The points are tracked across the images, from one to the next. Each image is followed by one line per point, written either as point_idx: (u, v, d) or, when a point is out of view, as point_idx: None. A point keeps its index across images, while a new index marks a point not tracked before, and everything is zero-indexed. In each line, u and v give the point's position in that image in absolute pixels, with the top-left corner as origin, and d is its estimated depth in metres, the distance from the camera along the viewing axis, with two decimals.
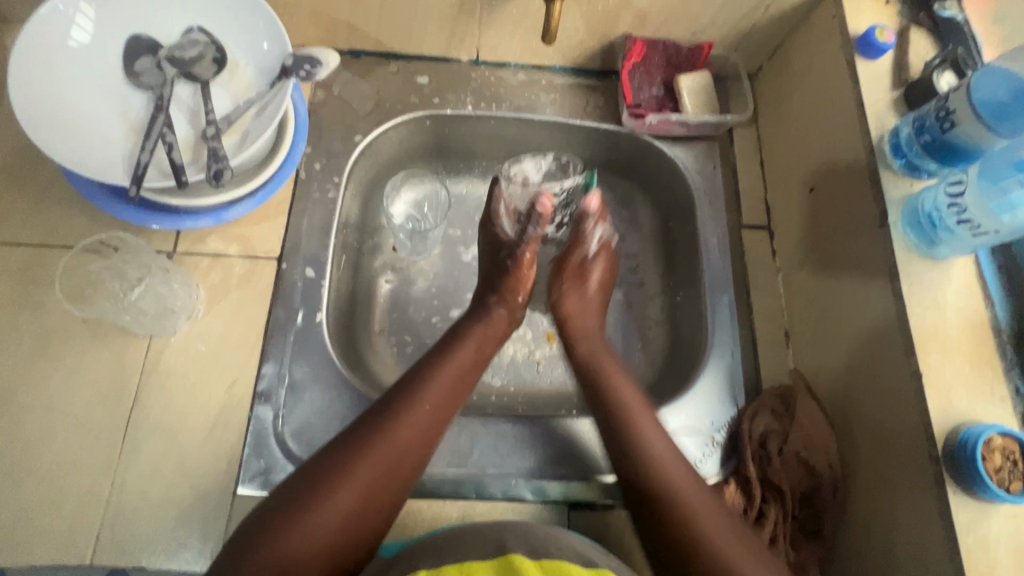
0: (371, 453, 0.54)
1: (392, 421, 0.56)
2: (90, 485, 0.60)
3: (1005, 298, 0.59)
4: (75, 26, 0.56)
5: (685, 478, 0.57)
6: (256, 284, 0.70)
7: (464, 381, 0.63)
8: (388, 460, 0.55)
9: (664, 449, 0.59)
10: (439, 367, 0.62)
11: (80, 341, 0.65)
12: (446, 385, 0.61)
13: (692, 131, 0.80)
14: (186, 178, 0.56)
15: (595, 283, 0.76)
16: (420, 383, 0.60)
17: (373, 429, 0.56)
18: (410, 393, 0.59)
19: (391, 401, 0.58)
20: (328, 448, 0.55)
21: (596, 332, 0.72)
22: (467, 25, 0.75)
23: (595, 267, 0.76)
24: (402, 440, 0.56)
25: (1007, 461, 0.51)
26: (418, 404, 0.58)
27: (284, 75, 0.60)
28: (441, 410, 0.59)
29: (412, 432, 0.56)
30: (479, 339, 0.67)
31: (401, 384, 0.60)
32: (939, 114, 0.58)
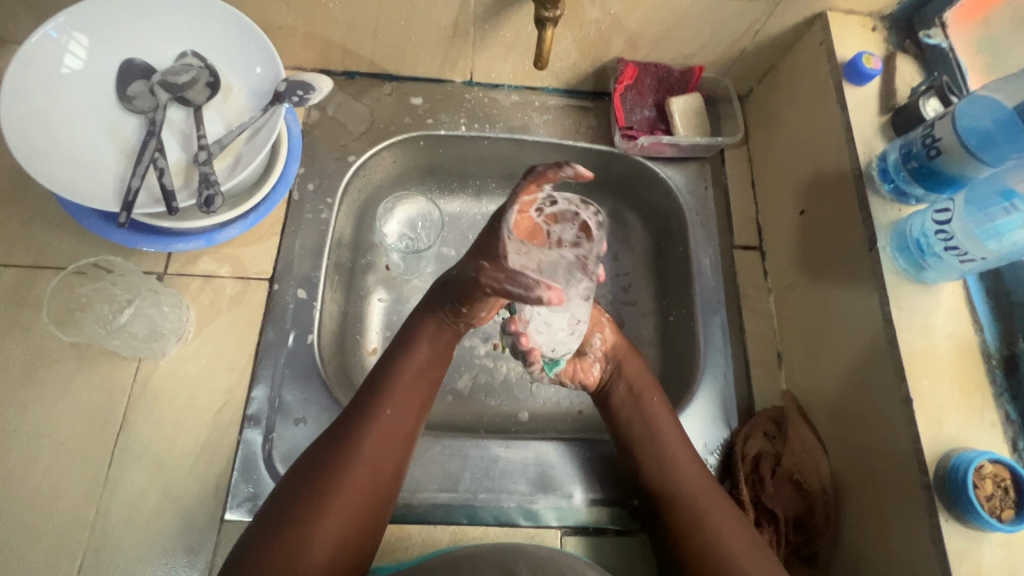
0: (342, 471, 0.53)
1: (357, 435, 0.55)
2: (76, 510, 0.60)
3: (993, 322, 0.59)
4: (68, 54, 0.56)
5: (700, 478, 0.60)
6: (247, 305, 0.69)
7: (423, 380, 0.61)
8: (362, 476, 0.54)
9: (682, 453, 0.62)
10: (398, 371, 0.60)
11: (69, 363, 0.64)
12: (406, 388, 0.59)
13: (684, 153, 0.81)
14: (176, 204, 0.56)
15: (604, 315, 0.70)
16: (377, 392, 0.58)
17: (343, 442, 0.55)
18: (371, 404, 0.57)
19: (352, 417, 0.57)
20: (296, 474, 0.53)
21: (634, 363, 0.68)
22: (461, 48, 0.76)
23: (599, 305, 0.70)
24: (371, 453, 0.55)
25: (998, 488, 0.51)
26: (382, 413, 0.57)
27: (277, 101, 0.60)
28: (405, 416, 0.58)
29: (381, 441, 0.56)
30: (433, 334, 0.63)
31: (359, 397, 0.58)
32: (925, 142, 0.59)
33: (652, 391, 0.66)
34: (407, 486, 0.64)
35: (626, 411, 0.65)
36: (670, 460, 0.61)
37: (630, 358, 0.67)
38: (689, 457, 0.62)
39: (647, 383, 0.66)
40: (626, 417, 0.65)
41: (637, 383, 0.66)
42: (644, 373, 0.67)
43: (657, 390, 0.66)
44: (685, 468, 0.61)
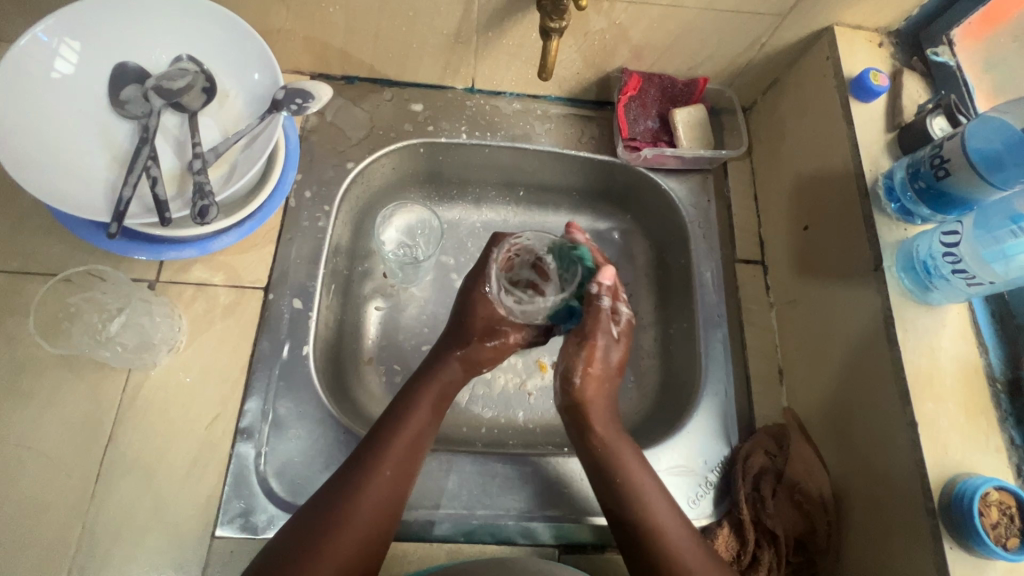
0: (335, 533, 0.52)
1: (354, 496, 0.54)
2: (60, 526, 0.58)
3: (998, 345, 0.59)
4: (58, 58, 0.54)
5: (677, 536, 0.57)
6: (241, 314, 0.68)
7: (421, 443, 0.59)
8: (354, 538, 0.53)
9: (663, 511, 0.58)
10: (398, 430, 0.59)
11: (55, 373, 0.62)
12: (401, 448, 0.58)
13: (686, 164, 0.80)
14: (170, 214, 0.55)
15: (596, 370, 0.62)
16: (374, 451, 0.57)
17: (339, 501, 0.54)
18: (371, 462, 0.56)
19: (350, 474, 0.56)
20: (294, 529, 0.52)
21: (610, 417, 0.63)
22: (463, 55, 0.75)
23: (608, 354, 0.63)
24: (366, 515, 0.54)
25: (1004, 516, 0.50)
26: (377, 475, 0.56)
27: (275, 108, 0.59)
28: (400, 477, 0.57)
29: (375, 503, 0.55)
30: (433, 394, 0.63)
31: (357, 452, 0.58)
32: (933, 162, 0.58)
33: (622, 449, 0.61)
34: None
35: (594, 468, 0.61)
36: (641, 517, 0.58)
37: (602, 408, 0.63)
38: (665, 506, 0.59)
39: (616, 440, 0.62)
40: (596, 477, 0.61)
41: (600, 436, 0.62)
42: (610, 425, 0.63)
43: (626, 443, 0.62)
44: (661, 523, 0.57)
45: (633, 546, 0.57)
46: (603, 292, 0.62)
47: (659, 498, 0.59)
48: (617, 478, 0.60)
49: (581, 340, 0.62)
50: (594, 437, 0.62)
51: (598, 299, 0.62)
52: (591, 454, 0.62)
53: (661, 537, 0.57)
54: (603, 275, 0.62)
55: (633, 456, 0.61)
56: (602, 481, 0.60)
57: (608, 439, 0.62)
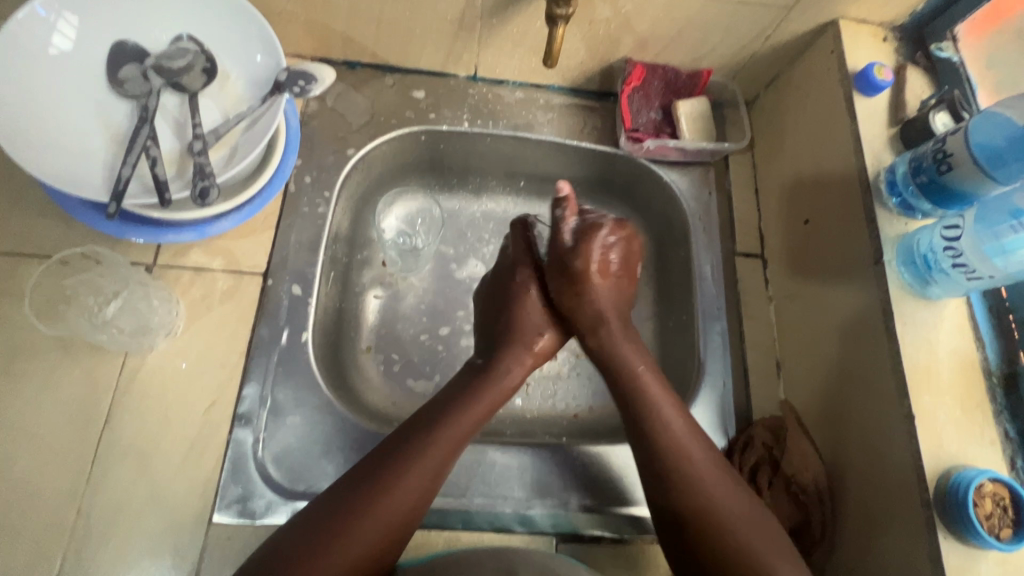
0: (368, 511, 0.51)
1: (395, 478, 0.53)
2: (56, 509, 0.57)
3: (994, 339, 0.60)
4: (57, 34, 0.53)
5: (715, 477, 0.55)
6: (239, 300, 0.67)
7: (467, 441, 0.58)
8: (388, 518, 0.52)
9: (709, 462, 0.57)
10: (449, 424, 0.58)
11: (51, 356, 0.61)
12: (455, 432, 0.57)
13: (689, 157, 0.80)
14: (170, 196, 0.54)
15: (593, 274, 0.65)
16: (425, 434, 0.56)
17: (375, 485, 0.53)
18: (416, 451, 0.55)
19: (394, 460, 0.54)
20: (328, 501, 0.52)
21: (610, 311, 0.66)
22: (467, 42, 0.74)
23: (593, 260, 0.65)
24: (403, 498, 0.53)
25: (997, 507, 0.51)
26: (422, 462, 0.55)
27: (278, 90, 0.58)
28: (440, 468, 0.56)
29: (411, 496, 0.53)
30: (494, 394, 0.61)
31: (407, 432, 0.57)
32: (936, 156, 0.59)
33: (653, 382, 0.61)
34: None
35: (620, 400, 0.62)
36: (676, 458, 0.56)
37: (601, 293, 0.66)
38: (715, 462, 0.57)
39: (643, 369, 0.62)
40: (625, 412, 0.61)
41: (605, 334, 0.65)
42: (637, 354, 0.63)
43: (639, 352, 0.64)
44: (699, 465, 0.56)
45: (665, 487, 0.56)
46: (562, 205, 0.67)
47: (696, 443, 0.58)
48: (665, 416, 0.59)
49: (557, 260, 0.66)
50: (592, 321, 0.65)
51: (559, 216, 0.67)
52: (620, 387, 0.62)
53: (699, 484, 0.55)
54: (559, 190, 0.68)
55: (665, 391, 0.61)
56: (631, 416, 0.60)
57: (634, 364, 0.63)
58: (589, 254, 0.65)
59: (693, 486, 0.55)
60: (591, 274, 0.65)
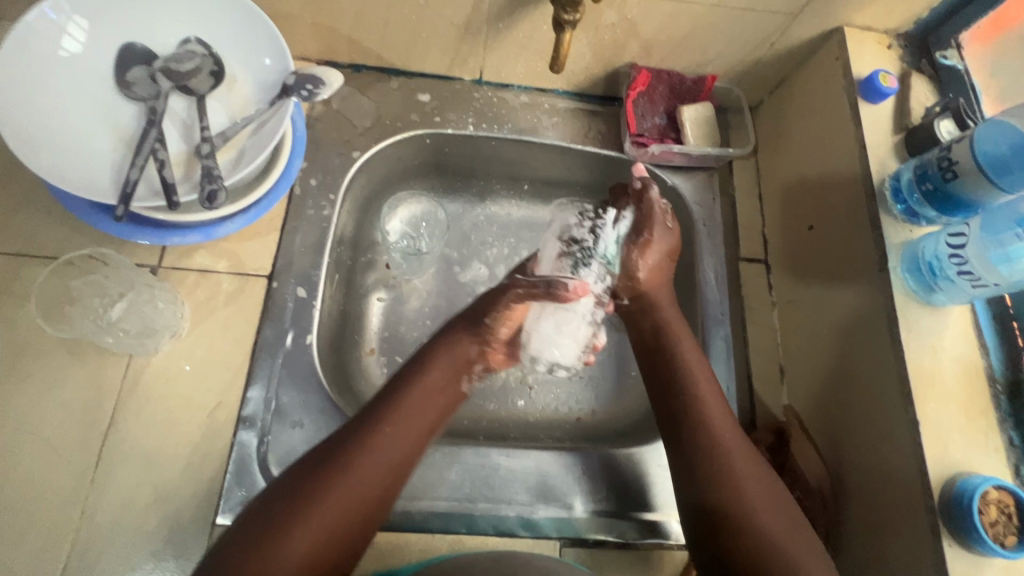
0: (337, 475, 0.51)
1: (352, 455, 0.53)
2: (59, 511, 0.57)
3: (998, 347, 0.60)
4: (66, 36, 0.53)
5: (749, 461, 0.56)
6: (244, 302, 0.67)
7: (433, 402, 0.60)
8: (348, 496, 0.51)
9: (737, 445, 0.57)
10: (409, 387, 0.59)
11: (55, 358, 0.61)
12: (411, 402, 0.58)
13: (693, 162, 0.80)
14: (177, 198, 0.54)
15: (668, 255, 0.71)
16: (384, 410, 0.57)
17: (342, 449, 0.53)
18: (378, 414, 0.56)
19: (356, 425, 0.55)
20: (287, 483, 0.51)
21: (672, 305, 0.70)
22: (473, 46, 0.74)
23: (666, 240, 0.70)
24: (363, 474, 0.52)
25: (1002, 514, 0.51)
26: (385, 424, 0.55)
27: (286, 94, 0.58)
28: (399, 444, 0.55)
29: (379, 455, 0.54)
30: (457, 363, 0.63)
31: (365, 412, 0.57)
32: (941, 164, 0.59)
33: (701, 370, 0.63)
34: (405, 493, 0.63)
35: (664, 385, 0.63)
36: (711, 441, 0.57)
37: (659, 270, 0.71)
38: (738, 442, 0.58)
39: (693, 360, 0.64)
40: (667, 397, 0.62)
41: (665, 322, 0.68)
42: (689, 346, 0.66)
43: (693, 345, 0.66)
44: (733, 449, 0.57)
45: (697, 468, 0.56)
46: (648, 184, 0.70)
47: (733, 431, 0.58)
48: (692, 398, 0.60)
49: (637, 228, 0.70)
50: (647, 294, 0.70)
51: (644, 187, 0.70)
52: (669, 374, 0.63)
53: (732, 466, 0.55)
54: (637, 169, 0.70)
55: (711, 381, 0.63)
56: (673, 401, 0.61)
57: (686, 353, 0.65)
58: (654, 228, 0.69)
59: (727, 469, 0.55)
60: (665, 245, 0.70)
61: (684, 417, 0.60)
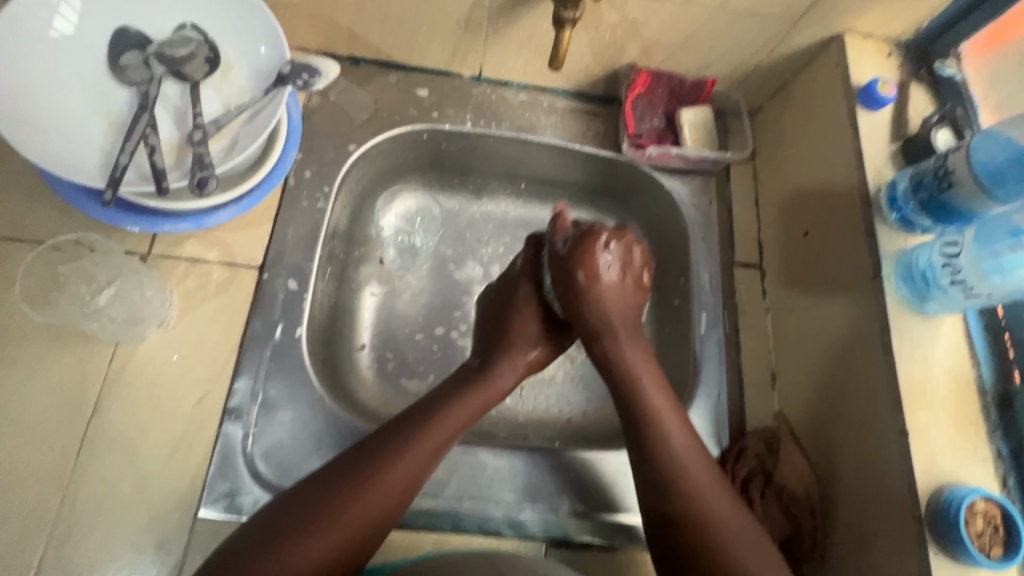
0: (353, 498, 0.51)
1: (383, 469, 0.53)
2: (39, 500, 0.56)
3: (990, 358, 0.60)
4: (58, 17, 0.52)
5: (692, 471, 0.56)
6: (234, 293, 0.67)
7: (458, 434, 0.58)
8: (369, 510, 0.51)
9: (703, 478, 0.56)
10: (440, 417, 0.57)
11: (40, 343, 0.61)
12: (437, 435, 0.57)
13: (691, 165, 0.80)
14: (167, 185, 0.53)
15: (617, 278, 0.63)
16: (414, 434, 0.55)
17: (365, 471, 0.52)
18: (404, 441, 0.55)
19: (380, 448, 0.54)
20: (319, 484, 0.51)
21: (631, 317, 0.64)
22: (472, 41, 0.74)
23: (613, 260, 0.63)
24: (391, 489, 0.52)
25: (989, 526, 0.51)
26: (408, 455, 0.54)
27: (281, 83, 0.57)
28: (427, 466, 0.55)
29: (400, 484, 0.53)
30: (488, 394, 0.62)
31: (394, 429, 0.56)
32: (937, 173, 0.59)
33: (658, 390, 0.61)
34: None
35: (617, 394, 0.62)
36: (660, 447, 0.57)
37: (609, 294, 0.63)
38: (704, 471, 0.56)
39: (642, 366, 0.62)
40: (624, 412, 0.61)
41: (602, 321, 0.63)
42: (630, 346, 0.63)
43: (639, 350, 0.63)
44: (682, 457, 0.57)
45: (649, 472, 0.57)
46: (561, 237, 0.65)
47: (679, 423, 0.59)
48: (654, 424, 0.58)
49: (563, 274, 0.63)
50: (597, 322, 0.63)
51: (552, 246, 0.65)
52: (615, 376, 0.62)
53: (683, 470, 0.56)
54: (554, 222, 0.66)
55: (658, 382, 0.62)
56: (627, 405, 0.60)
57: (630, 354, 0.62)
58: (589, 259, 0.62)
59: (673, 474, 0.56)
60: (604, 281, 0.63)
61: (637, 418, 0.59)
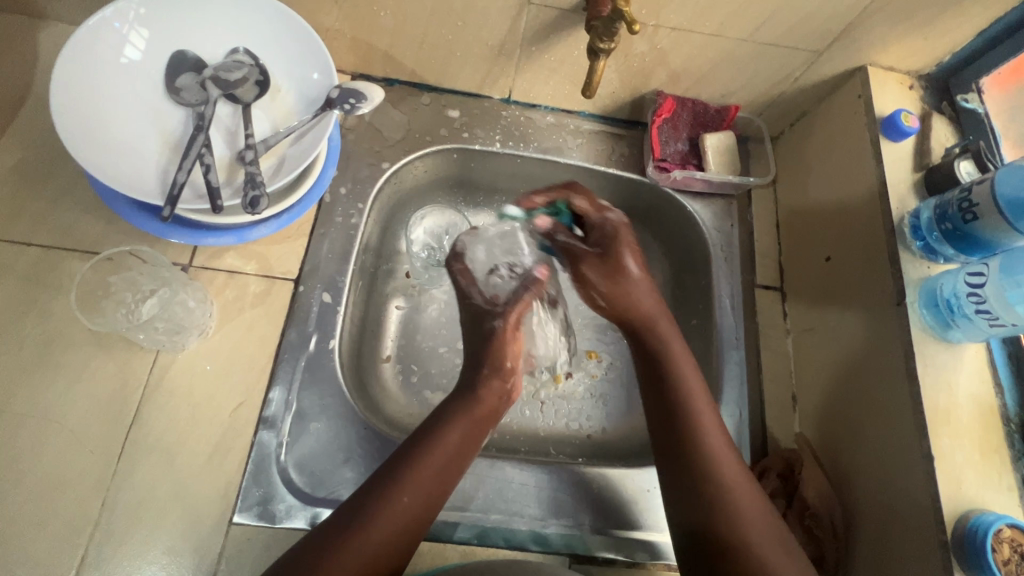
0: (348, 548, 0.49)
1: (374, 513, 0.51)
2: (81, 502, 0.58)
3: (1013, 387, 0.61)
4: (128, 44, 0.56)
5: (735, 475, 0.54)
6: (271, 305, 0.69)
7: (451, 467, 0.56)
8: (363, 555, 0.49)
9: (747, 506, 0.53)
10: (430, 453, 0.56)
11: (86, 350, 0.63)
12: (428, 471, 0.55)
13: (713, 188, 0.82)
14: (221, 202, 0.56)
15: (635, 268, 0.66)
16: (402, 473, 0.54)
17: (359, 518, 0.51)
18: (394, 481, 0.53)
19: (374, 490, 0.53)
20: (323, 529, 0.50)
21: (653, 297, 0.65)
22: (504, 66, 0.76)
23: (631, 253, 0.66)
24: (387, 530, 0.51)
25: (1015, 553, 0.52)
26: (402, 497, 0.52)
27: (329, 107, 0.60)
28: (425, 502, 0.54)
29: (395, 523, 0.52)
30: (477, 418, 0.60)
31: (388, 468, 0.55)
32: (962, 205, 0.60)
33: (708, 414, 0.58)
34: None
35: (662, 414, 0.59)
36: (708, 461, 0.55)
37: (639, 285, 0.65)
38: (753, 501, 0.53)
39: (694, 383, 0.60)
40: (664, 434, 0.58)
41: (647, 317, 0.64)
42: (691, 371, 0.61)
43: (682, 345, 0.63)
44: (726, 479, 0.54)
45: (684, 477, 0.55)
46: (560, 230, 0.71)
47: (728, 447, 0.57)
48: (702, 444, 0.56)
49: (593, 264, 0.67)
50: (642, 313, 0.64)
51: (558, 242, 0.70)
52: (664, 395, 0.60)
53: (730, 500, 0.53)
54: (540, 226, 0.72)
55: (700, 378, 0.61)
56: (674, 437, 0.57)
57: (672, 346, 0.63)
58: (617, 246, 0.67)
59: (725, 487, 0.53)
60: (632, 274, 0.66)
61: (674, 422, 0.58)
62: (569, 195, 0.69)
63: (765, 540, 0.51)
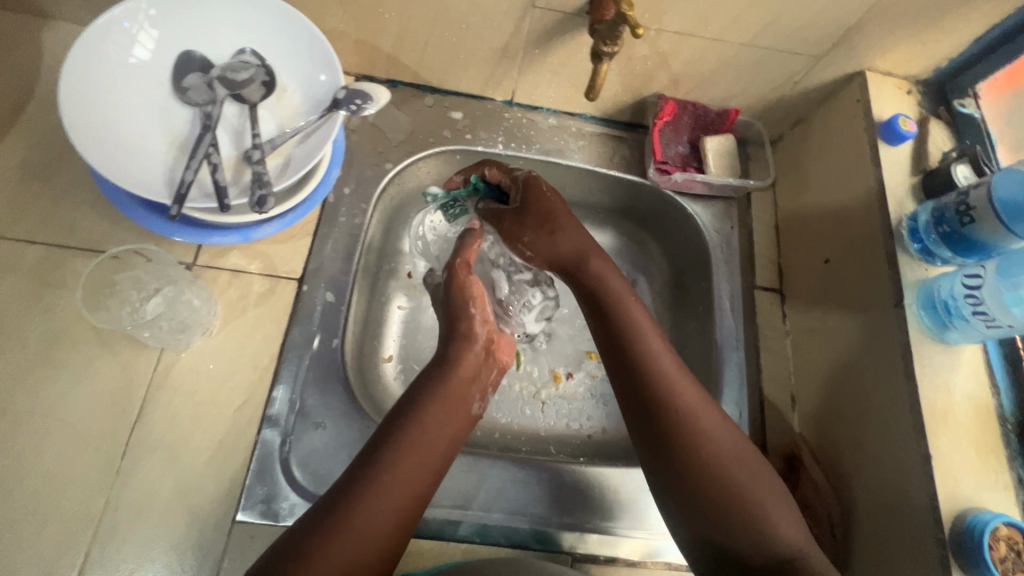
0: (337, 533, 0.47)
1: (360, 497, 0.49)
2: (85, 500, 0.58)
3: (1010, 387, 0.62)
4: (136, 44, 0.56)
5: (703, 410, 0.56)
6: (274, 304, 0.69)
7: (438, 437, 0.55)
8: (351, 539, 0.48)
9: (724, 451, 0.55)
10: (412, 429, 0.54)
11: (90, 348, 0.63)
12: (412, 445, 0.53)
13: (713, 191, 0.83)
14: (228, 201, 0.56)
15: (561, 214, 0.67)
16: (385, 451, 0.52)
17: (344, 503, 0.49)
18: (377, 460, 0.52)
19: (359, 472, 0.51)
20: (312, 518, 0.49)
21: (582, 238, 0.67)
22: (507, 69, 0.77)
23: (555, 200, 0.68)
24: (375, 510, 0.49)
25: (1012, 551, 0.52)
26: (387, 475, 0.51)
27: (335, 107, 0.61)
28: (411, 473, 0.52)
29: (385, 502, 0.50)
30: (460, 384, 0.59)
31: (373, 450, 0.53)
32: (959, 208, 0.61)
33: (664, 358, 0.59)
34: None
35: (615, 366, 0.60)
36: (670, 409, 0.56)
37: (567, 230, 0.67)
38: (725, 438, 0.55)
39: (646, 328, 0.61)
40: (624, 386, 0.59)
41: (578, 256, 0.66)
42: (636, 309, 0.62)
43: (623, 281, 0.65)
44: (696, 425, 0.55)
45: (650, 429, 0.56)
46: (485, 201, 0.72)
47: (693, 388, 0.58)
48: (663, 394, 0.57)
49: (519, 220, 0.68)
50: (573, 255, 0.66)
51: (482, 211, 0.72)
52: (614, 343, 0.61)
53: (703, 447, 0.54)
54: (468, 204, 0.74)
55: (653, 328, 0.61)
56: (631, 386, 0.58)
57: (619, 296, 0.63)
58: (535, 198, 0.67)
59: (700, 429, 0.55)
60: (561, 222, 0.67)
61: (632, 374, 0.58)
62: (481, 169, 0.69)
63: (748, 479, 0.54)
